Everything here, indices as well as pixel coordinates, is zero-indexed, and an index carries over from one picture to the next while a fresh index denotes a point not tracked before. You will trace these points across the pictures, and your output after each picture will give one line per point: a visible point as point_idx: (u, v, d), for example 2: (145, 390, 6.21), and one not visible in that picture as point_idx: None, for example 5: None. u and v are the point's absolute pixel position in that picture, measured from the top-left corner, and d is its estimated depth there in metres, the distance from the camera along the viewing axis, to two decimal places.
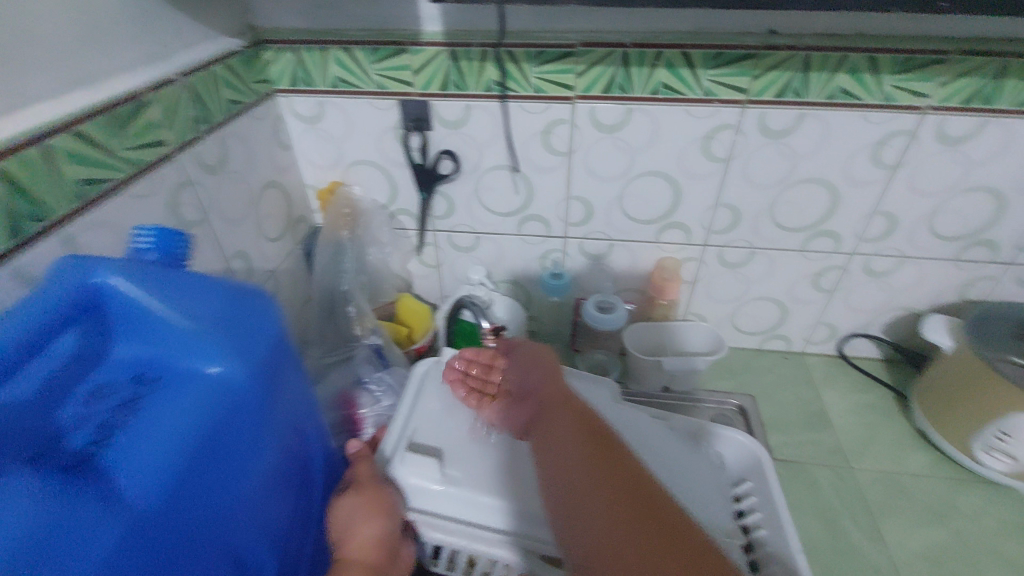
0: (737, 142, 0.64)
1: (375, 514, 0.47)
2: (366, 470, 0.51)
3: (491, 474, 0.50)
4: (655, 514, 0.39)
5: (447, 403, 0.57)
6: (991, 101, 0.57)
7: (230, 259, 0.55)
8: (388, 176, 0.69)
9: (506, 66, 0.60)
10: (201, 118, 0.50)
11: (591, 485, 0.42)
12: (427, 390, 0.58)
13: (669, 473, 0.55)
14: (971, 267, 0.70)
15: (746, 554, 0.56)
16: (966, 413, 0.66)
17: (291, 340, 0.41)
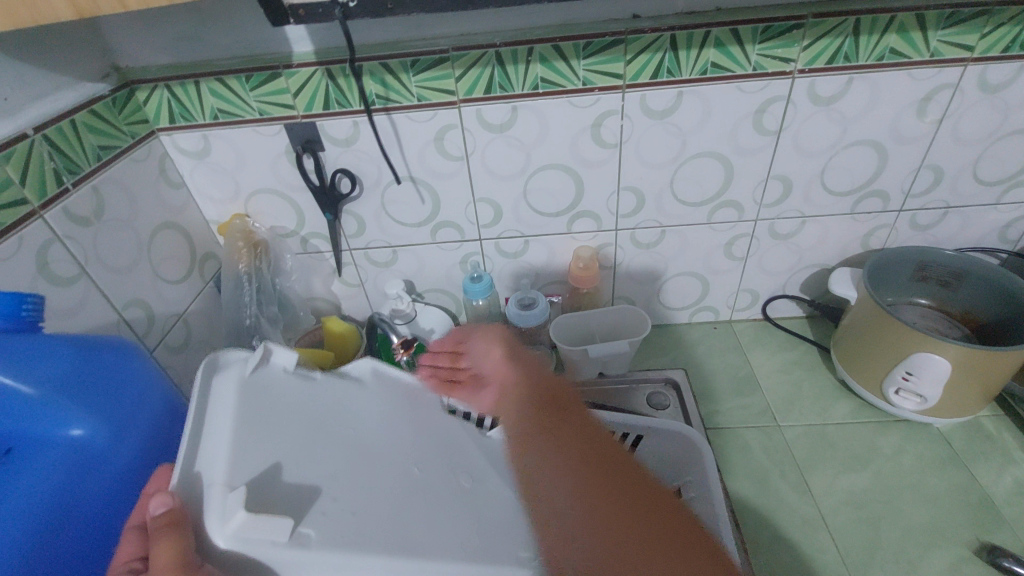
0: (624, 127, 0.66)
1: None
2: (166, 555, 0.31)
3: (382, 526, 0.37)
4: (622, 472, 0.42)
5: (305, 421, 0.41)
6: (852, 59, 0.61)
7: (125, 307, 0.60)
8: (290, 200, 0.73)
9: (384, 79, 0.62)
10: (66, 171, 0.54)
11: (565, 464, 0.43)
12: (258, 399, 0.40)
13: None
14: (868, 218, 0.75)
15: None
16: (874, 359, 0.70)
17: (157, 389, 0.43)
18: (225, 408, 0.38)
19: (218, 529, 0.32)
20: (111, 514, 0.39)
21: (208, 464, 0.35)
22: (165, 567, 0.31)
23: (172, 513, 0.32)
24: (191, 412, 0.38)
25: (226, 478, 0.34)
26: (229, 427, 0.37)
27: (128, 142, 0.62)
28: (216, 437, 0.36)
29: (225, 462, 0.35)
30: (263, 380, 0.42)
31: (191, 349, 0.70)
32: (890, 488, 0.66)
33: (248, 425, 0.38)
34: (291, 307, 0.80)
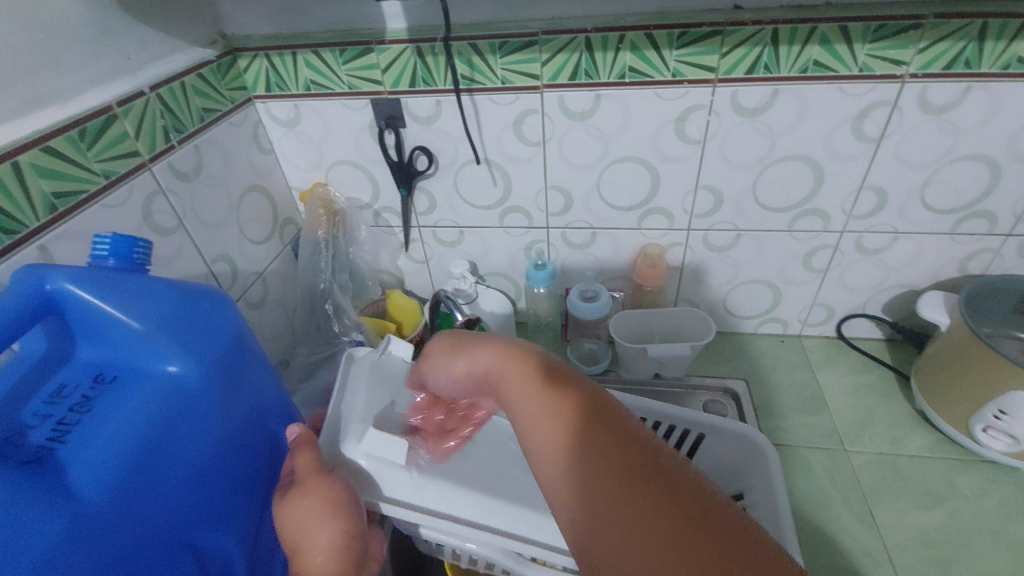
0: (711, 123, 0.63)
1: (333, 517, 0.42)
2: (308, 461, 0.44)
3: (461, 467, 0.48)
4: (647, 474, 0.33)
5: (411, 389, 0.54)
6: (973, 65, 0.56)
7: (214, 261, 0.64)
8: (368, 173, 0.75)
9: (471, 59, 0.62)
10: (173, 129, 0.58)
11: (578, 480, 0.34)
12: (383, 373, 0.54)
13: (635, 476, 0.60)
14: (969, 240, 0.69)
15: None
16: (962, 392, 0.65)
17: (247, 339, 0.43)
18: (363, 379, 0.53)
19: (353, 449, 0.47)
20: (194, 456, 0.40)
21: (350, 408, 0.50)
22: (308, 468, 0.44)
23: (298, 437, 0.47)
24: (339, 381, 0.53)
25: (360, 416, 0.49)
26: (366, 391, 0.52)
27: (228, 107, 0.66)
28: (353, 393, 0.52)
29: (361, 406, 0.50)
30: (387, 362, 0.56)
31: (268, 308, 0.73)
32: (966, 531, 0.61)
33: (378, 390, 0.52)
34: (360, 277, 0.83)
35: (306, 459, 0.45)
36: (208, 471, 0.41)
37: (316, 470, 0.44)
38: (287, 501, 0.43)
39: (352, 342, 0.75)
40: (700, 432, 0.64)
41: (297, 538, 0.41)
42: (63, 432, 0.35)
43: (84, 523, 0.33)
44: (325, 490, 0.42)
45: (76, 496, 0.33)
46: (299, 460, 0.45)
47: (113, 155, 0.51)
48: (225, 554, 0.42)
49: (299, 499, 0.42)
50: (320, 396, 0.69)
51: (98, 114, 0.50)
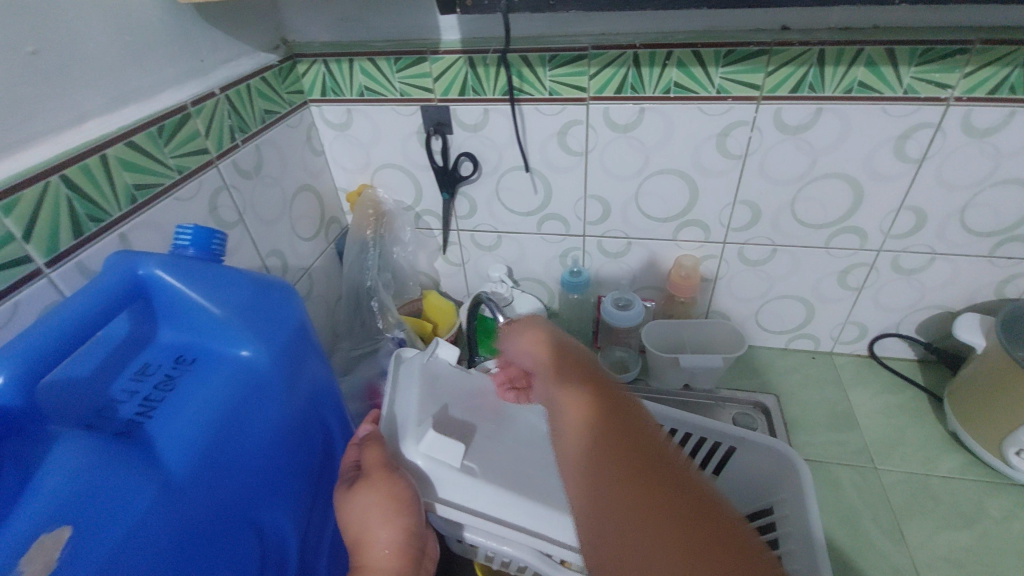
0: (753, 139, 0.65)
1: (397, 516, 0.44)
2: (376, 455, 0.47)
3: (505, 466, 0.50)
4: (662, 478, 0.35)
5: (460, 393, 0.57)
6: (1019, 90, 0.56)
7: (267, 256, 0.67)
8: (413, 177, 0.78)
9: (521, 71, 0.65)
10: (238, 129, 0.61)
11: (598, 451, 0.37)
12: (436, 377, 0.57)
13: None
14: (1008, 263, 0.69)
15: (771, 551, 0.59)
16: (998, 414, 0.65)
17: (311, 330, 0.46)
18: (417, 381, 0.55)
19: (411, 447, 0.49)
20: (260, 439, 0.42)
21: (404, 409, 0.53)
22: (376, 462, 0.47)
23: (371, 434, 0.50)
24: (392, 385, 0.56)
25: (416, 417, 0.52)
26: (419, 394, 0.54)
27: (286, 109, 0.69)
28: (407, 395, 0.54)
29: (416, 407, 0.53)
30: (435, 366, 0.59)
31: (312, 303, 0.76)
32: (998, 555, 0.61)
33: (430, 393, 0.55)
34: (399, 277, 0.86)
35: (374, 454, 0.47)
36: (272, 455, 0.43)
37: (381, 466, 0.47)
38: (353, 493, 0.45)
39: (394, 339, 0.76)
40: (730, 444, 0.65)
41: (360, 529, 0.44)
42: (149, 408, 0.38)
43: (170, 492, 0.35)
44: (390, 488, 0.45)
45: (163, 467, 0.36)
46: (367, 454, 0.48)
47: (187, 151, 0.54)
48: (282, 533, 0.45)
49: (365, 493, 0.45)
50: (359, 391, 0.71)
51: (175, 113, 0.53)
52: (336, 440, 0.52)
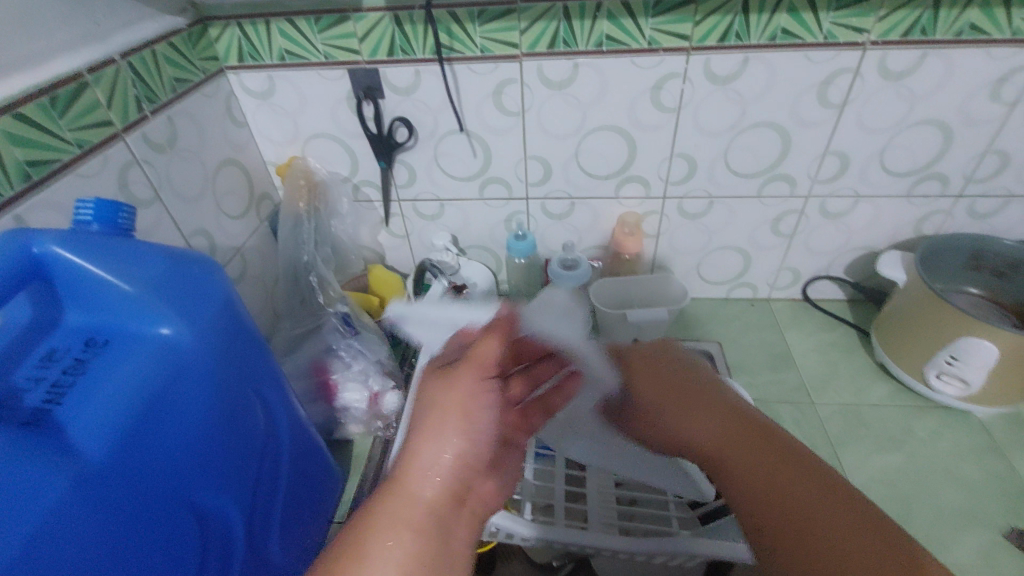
0: (685, 91, 0.65)
1: (456, 429, 0.39)
2: (489, 349, 0.42)
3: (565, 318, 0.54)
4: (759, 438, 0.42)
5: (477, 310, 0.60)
6: (929, 32, 0.59)
7: (191, 236, 0.63)
8: (346, 146, 0.75)
9: (450, 28, 0.62)
10: (146, 99, 0.57)
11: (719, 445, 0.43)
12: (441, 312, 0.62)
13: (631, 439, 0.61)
14: (925, 202, 0.74)
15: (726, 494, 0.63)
16: (919, 342, 0.69)
17: (238, 305, 0.44)
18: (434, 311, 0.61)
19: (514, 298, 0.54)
20: (190, 420, 0.41)
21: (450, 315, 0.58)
22: (486, 352, 0.42)
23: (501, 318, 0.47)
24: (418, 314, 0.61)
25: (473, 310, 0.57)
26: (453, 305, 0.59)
27: (199, 77, 0.64)
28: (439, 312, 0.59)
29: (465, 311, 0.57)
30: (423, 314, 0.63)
31: (248, 284, 0.73)
32: (921, 469, 0.66)
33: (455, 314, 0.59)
34: (341, 252, 0.83)
35: (488, 343, 0.42)
36: (204, 436, 0.42)
37: (479, 364, 0.41)
38: (437, 384, 0.40)
39: (338, 314, 0.73)
40: None
41: (420, 442, 0.38)
42: (59, 394, 0.36)
43: (85, 479, 0.34)
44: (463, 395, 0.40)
45: (78, 452, 0.34)
46: (484, 346, 0.42)
47: (86, 124, 0.50)
48: (223, 515, 0.44)
49: (445, 393, 0.40)
50: (305, 370, 0.69)
51: (69, 81, 0.48)
52: (277, 419, 0.51)
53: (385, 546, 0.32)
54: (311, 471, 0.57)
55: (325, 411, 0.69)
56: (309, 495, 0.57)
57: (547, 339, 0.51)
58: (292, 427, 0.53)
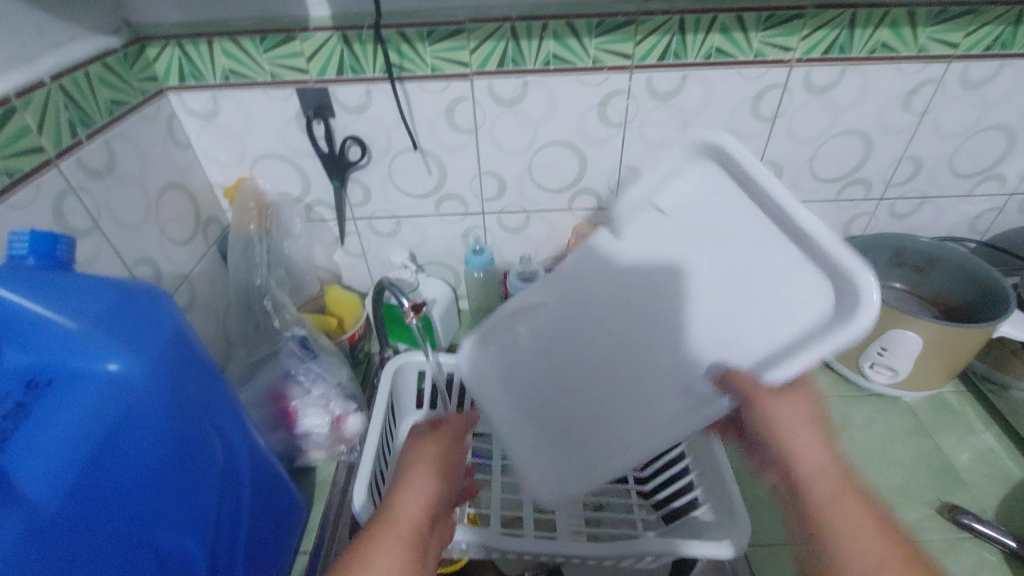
0: (630, 106, 0.68)
1: (431, 480, 0.44)
2: (458, 422, 0.50)
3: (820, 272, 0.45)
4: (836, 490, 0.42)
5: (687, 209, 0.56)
6: (846, 50, 0.64)
7: (135, 264, 0.60)
8: (297, 166, 0.73)
9: (399, 47, 0.63)
10: (80, 123, 0.54)
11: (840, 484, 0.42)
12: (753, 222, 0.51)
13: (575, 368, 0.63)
14: (851, 205, 0.80)
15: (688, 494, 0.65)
16: (852, 336, 0.75)
17: (192, 335, 0.43)
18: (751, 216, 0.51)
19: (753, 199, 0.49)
20: (146, 459, 0.39)
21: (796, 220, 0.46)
22: (457, 422, 0.50)
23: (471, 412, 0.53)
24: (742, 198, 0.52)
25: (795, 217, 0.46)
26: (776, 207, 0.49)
27: (138, 99, 0.62)
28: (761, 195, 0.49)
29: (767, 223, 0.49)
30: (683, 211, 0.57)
31: (197, 311, 0.70)
32: (861, 454, 0.71)
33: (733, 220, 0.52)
34: (295, 273, 0.81)
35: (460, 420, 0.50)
36: (161, 474, 0.40)
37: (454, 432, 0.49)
38: (419, 444, 0.47)
39: (294, 338, 0.70)
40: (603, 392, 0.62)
41: (398, 497, 0.42)
42: (0, 441, 0.34)
43: (36, 528, 0.32)
44: (439, 457, 0.46)
45: (27, 501, 0.33)
46: (454, 420, 0.50)
47: (15, 151, 0.47)
48: (184, 555, 0.42)
49: (421, 452, 0.46)
50: (262, 397, 0.66)
51: None
52: (237, 451, 0.49)
53: (376, 562, 0.37)
54: (274, 502, 0.56)
55: (286, 438, 0.67)
56: (272, 527, 0.55)
57: (832, 279, 0.44)
58: (252, 458, 0.51)
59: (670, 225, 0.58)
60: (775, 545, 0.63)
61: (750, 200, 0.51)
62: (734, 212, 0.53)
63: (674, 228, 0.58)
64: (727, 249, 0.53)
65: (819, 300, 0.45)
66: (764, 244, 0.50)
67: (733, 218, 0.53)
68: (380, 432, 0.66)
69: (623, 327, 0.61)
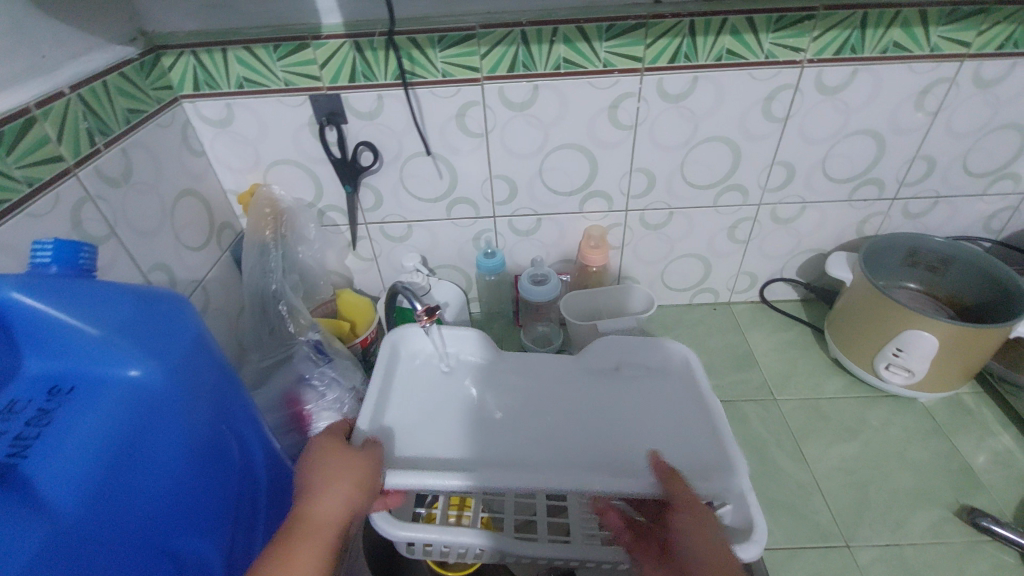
0: (640, 109, 0.68)
1: (346, 489, 0.49)
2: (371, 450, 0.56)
3: (705, 434, 0.62)
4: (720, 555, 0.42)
5: (657, 391, 0.68)
6: (858, 50, 0.64)
7: (151, 270, 0.61)
8: (310, 172, 0.74)
9: (411, 54, 0.63)
10: (97, 132, 0.55)
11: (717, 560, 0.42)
12: (698, 381, 0.67)
13: (526, 422, 0.66)
14: (864, 205, 0.79)
15: None
16: (868, 337, 0.74)
17: (211, 341, 0.43)
18: (685, 379, 0.68)
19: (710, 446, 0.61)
20: (165, 463, 0.40)
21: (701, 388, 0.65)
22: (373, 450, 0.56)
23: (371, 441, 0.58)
24: (685, 397, 0.66)
25: (719, 433, 0.61)
26: (694, 399, 0.66)
27: (154, 108, 0.63)
28: (707, 411, 0.63)
29: (699, 404, 0.65)
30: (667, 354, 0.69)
31: (211, 316, 0.71)
32: (877, 456, 0.71)
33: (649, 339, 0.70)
34: (308, 278, 0.82)
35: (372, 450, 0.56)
36: (180, 480, 0.41)
37: (364, 456, 0.55)
38: (332, 458, 0.53)
39: (309, 342, 0.71)
40: (540, 443, 0.64)
41: (311, 500, 0.47)
42: (23, 447, 0.34)
43: (60, 535, 0.32)
44: (353, 473, 0.51)
45: (51, 508, 0.33)
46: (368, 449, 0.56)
47: (35, 160, 0.48)
48: (204, 562, 0.42)
49: (334, 465, 0.52)
50: (275, 402, 0.66)
51: (15, 117, 0.46)
52: (253, 456, 0.50)
53: (306, 562, 0.41)
54: (288, 507, 0.56)
55: (298, 441, 0.67)
56: None
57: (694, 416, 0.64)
58: (267, 462, 0.52)
59: (650, 381, 0.69)
60: (792, 548, 0.62)
61: (705, 406, 0.64)
62: (693, 404, 0.65)
63: (629, 372, 0.70)
64: (665, 431, 0.64)
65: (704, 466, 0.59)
66: (680, 438, 0.63)
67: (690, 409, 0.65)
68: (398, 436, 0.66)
69: (576, 430, 0.65)
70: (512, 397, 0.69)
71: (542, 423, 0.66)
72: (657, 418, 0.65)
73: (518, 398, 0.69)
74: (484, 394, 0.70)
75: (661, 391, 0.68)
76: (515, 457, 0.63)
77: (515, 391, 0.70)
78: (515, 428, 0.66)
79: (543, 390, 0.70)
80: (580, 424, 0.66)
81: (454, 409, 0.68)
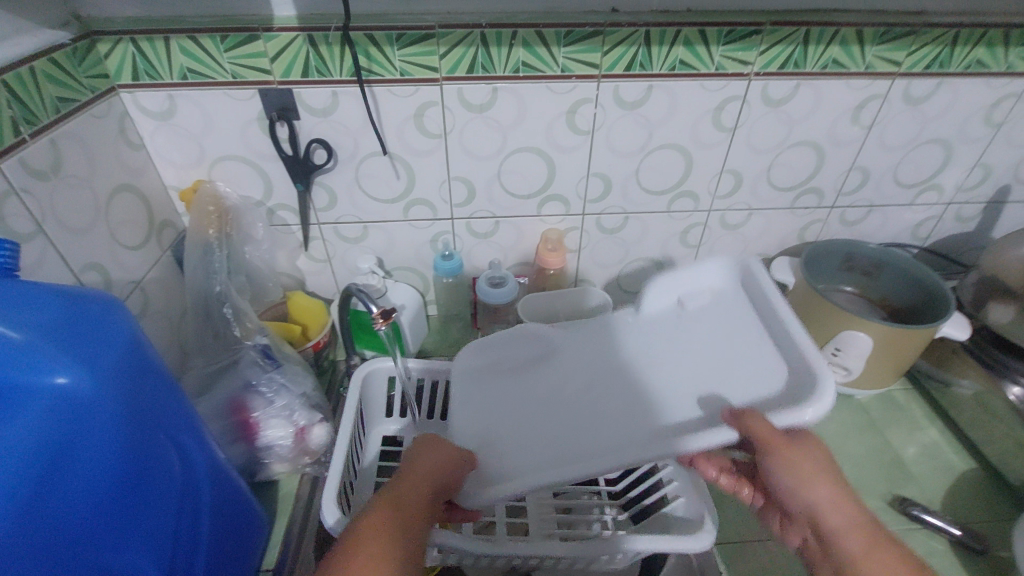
0: (598, 115, 0.70)
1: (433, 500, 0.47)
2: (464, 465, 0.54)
3: (767, 353, 0.54)
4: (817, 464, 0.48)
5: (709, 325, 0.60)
6: (800, 65, 0.67)
7: (82, 271, 0.57)
8: (258, 169, 0.71)
9: (368, 50, 0.62)
10: (23, 121, 0.51)
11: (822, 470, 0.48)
12: (758, 288, 0.58)
13: (569, 404, 0.58)
14: (805, 213, 0.84)
15: (661, 491, 0.66)
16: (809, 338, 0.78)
17: (146, 345, 0.41)
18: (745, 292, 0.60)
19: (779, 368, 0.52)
20: (98, 477, 0.37)
21: (762, 300, 0.57)
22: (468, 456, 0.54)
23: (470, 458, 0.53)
24: (746, 315, 0.58)
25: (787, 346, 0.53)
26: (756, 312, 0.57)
27: (88, 97, 0.59)
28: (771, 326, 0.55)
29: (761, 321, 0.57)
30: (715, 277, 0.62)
31: (150, 320, 0.67)
32: None
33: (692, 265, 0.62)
34: (256, 280, 0.79)
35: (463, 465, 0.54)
36: (114, 494, 0.38)
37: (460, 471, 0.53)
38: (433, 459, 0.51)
39: (256, 347, 0.68)
40: (589, 418, 0.56)
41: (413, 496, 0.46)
42: None
43: None
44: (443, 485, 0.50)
45: None
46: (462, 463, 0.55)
47: None
48: None
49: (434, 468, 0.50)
50: (220, 409, 0.63)
51: None
52: (196, 466, 0.47)
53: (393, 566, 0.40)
54: (234, 517, 0.53)
55: (246, 451, 0.64)
56: (233, 544, 0.53)
57: (758, 338, 0.56)
58: (212, 471, 0.49)
59: (704, 315, 0.61)
60: (740, 542, 0.65)
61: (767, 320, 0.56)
62: (750, 323, 0.57)
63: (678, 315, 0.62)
64: (727, 363, 0.55)
65: (777, 379, 0.51)
66: (744, 365, 0.54)
67: (750, 328, 0.57)
68: (350, 442, 0.64)
69: (622, 395, 0.57)
70: (539, 385, 0.61)
71: (589, 398, 0.58)
72: (714, 355, 0.57)
73: (550, 382, 0.61)
74: (511, 385, 0.63)
75: (714, 317, 0.60)
76: (563, 438, 0.55)
77: (543, 373, 0.62)
78: (561, 413, 0.58)
79: (579, 363, 0.62)
80: (624, 387, 0.57)
81: (493, 403, 0.61)
